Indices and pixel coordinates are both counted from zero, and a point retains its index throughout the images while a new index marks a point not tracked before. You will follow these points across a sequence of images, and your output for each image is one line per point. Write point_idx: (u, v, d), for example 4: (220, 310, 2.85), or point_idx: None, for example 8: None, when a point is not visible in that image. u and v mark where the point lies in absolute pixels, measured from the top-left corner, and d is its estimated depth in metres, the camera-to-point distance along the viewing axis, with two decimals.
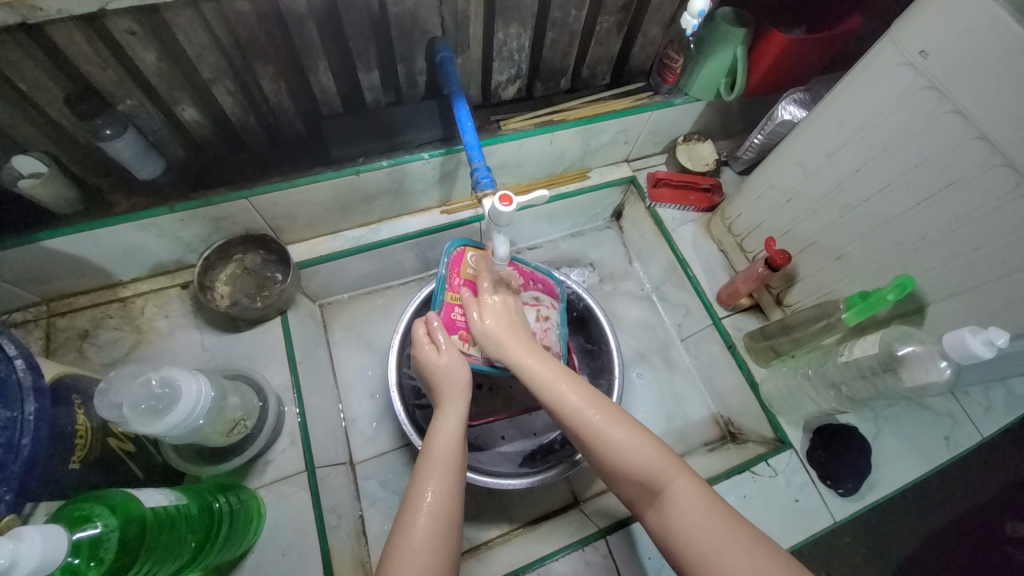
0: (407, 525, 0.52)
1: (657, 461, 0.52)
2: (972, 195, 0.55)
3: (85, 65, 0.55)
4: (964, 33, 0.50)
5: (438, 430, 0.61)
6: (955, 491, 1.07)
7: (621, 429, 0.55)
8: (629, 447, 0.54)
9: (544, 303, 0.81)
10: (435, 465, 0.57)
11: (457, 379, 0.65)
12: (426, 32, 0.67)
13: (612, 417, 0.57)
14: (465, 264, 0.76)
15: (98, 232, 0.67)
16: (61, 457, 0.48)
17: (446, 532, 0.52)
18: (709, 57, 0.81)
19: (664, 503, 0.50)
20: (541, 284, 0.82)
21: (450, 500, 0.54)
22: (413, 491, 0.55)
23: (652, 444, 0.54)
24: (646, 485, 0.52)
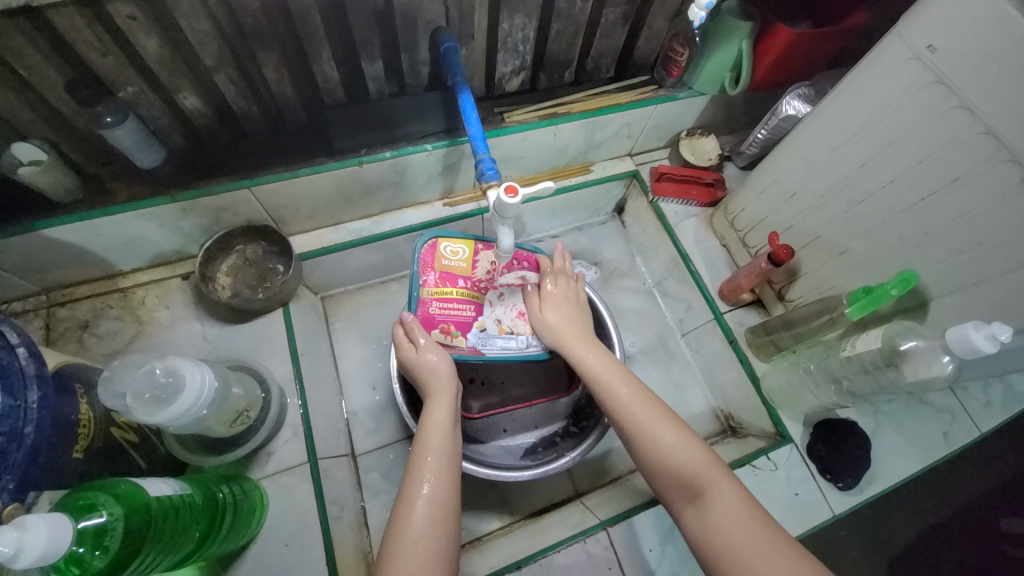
0: (402, 515, 0.52)
1: (700, 464, 0.52)
2: (977, 191, 0.55)
3: (86, 51, 0.54)
4: (972, 27, 0.50)
5: (427, 419, 0.60)
6: (951, 486, 1.08)
7: (668, 427, 0.56)
8: (672, 446, 0.54)
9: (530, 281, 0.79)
10: (439, 453, 0.57)
11: (444, 373, 0.64)
12: (430, 22, 0.67)
13: (660, 414, 0.57)
14: (438, 257, 0.74)
15: (98, 221, 0.66)
16: (64, 446, 0.47)
17: (442, 523, 0.52)
18: (714, 50, 0.81)
19: (703, 506, 0.50)
20: (527, 262, 0.80)
21: (445, 493, 0.54)
22: (409, 480, 0.55)
23: (694, 449, 0.53)
24: (686, 487, 0.52)
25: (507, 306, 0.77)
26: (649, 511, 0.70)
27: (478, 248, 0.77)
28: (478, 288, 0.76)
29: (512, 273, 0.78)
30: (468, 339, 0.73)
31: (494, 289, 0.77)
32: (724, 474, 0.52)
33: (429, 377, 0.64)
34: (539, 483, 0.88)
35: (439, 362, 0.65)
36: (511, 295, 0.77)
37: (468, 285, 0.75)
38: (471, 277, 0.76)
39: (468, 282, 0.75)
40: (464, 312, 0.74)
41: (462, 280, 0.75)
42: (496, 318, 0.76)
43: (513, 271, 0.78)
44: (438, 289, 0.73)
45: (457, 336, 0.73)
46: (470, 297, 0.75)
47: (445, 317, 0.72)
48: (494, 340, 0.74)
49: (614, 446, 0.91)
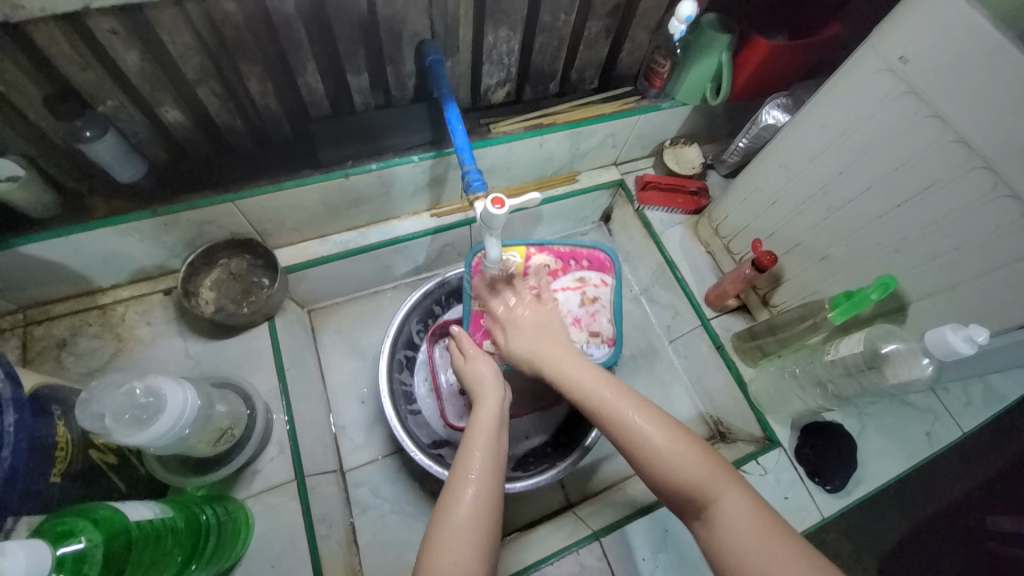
0: (445, 513, 0.51)
1: (707, 471, 0.49)
2: (950, 197, 0.57)
3: (64, 65, 0.54)
4: (942, 39, 0.52)
5: (475, 422, 0.60)
6: (937, 486, 1.10)
7: (666, 437, 0.51)
8: (675, 456, 0.50)
9: (589, 283, 0.80)
10: (486, 454, 0.56)
11: (493, 381, 0.65)
12: (415, 34, 0.67)
13: (658, 422, 0.53)
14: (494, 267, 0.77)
15: (77, 236, 0.65)
16: (41, 470, 0.46)
17: (485, 522, 0.50)
18: (695, 62, 0.83)
19: (712, 518, 0.46)
20: (586, 261, 0.82)
21: (488, 494, 0.53)
22: (451, 485, 0.53)
23: (694, 451, 0.50)
24: (693, 498, 0.48)
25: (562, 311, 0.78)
26: (641, 519, 0.70)
27: (532, 253, 0.80)
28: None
29: (570, 275, 0.80)
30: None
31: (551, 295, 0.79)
32: (736, 479, 0.48)
33: (477, 385, 0.66)
34: (531, 494, 0.87)
35: (489, 370, 0.67)
36: (568, 299, 0.79)
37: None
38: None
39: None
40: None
41: None
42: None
43: (570, 274, 0.80)
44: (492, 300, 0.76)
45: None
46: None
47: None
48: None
49: (606, 454, 0.91)
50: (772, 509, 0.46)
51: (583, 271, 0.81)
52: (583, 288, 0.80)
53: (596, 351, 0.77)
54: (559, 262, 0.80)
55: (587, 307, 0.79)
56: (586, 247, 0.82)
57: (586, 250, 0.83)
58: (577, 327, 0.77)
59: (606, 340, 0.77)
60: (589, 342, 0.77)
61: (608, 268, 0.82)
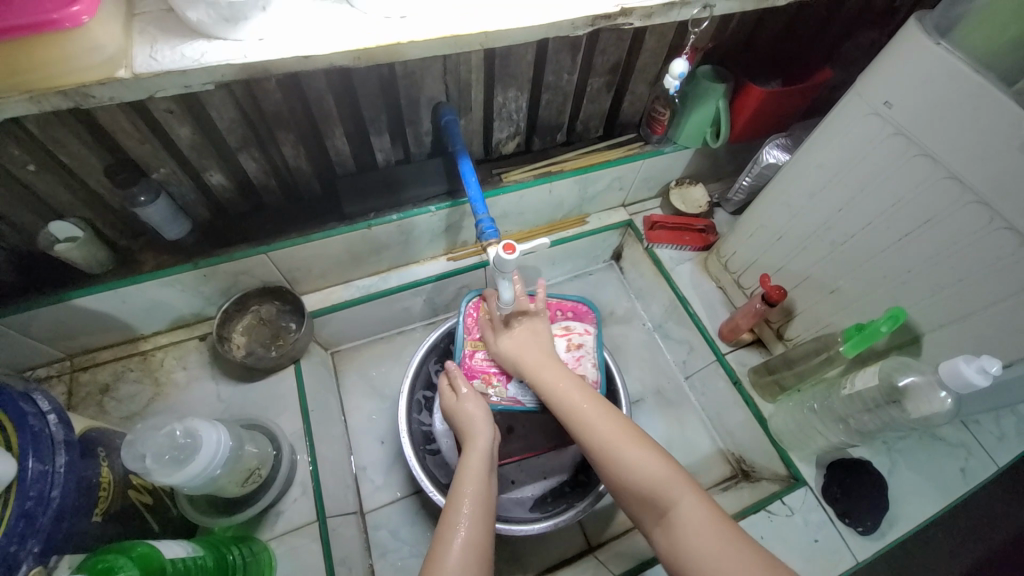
0: (437, 558, 0.52)
1: (667, 477, 0.53)
2: (950, 229, 0.58)
3: (125, 140, 0.61)
4: (923, 85, 0.55)
5: (465, 464, 0.62)
6: (983, 527, 1.03)
7: (629, 448, 0.56)
8: (640, 465, 0.54)
9: (574, 330, 0.83)
10: (476, 498, 0.58)
11: (483, 421, 0.67)
12: (431, 98, 0.74)
13: (623, 435, 0.58)
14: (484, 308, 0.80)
15: (126, 289, 0.71)
16: (86, 509, 0.49)
17: (477, 564, 0.52)
18: (694, 109, 0.88)
19: (671, 523, 0.50)
20: (570, 314, 0.85)
21: (478, 536, 0.54)
22: (442, 529, 0.55)
23: (660, 464, 0.54)
24: (654, 505, 0.52)
25: None
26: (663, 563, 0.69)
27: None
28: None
29: (555, 323, 0.83)
30: (508, 390, 0.76)
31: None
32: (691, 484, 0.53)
33: (468, 426, 0.67)
34: (550, 537, 0.86)
35: (479, 411, 0.68)
36: (554, 344, 0.81)
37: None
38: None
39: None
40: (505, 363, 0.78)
41: None
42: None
43: (556, 322, 0.84)
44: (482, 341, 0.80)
45: (498, 386, 0.76)
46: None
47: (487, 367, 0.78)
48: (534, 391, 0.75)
49: None
50: (726, 515, 0.50)
51: (567, 321, 0.84)
52: (568, 335, 0.83)
53: None
54: (546, 313, 0.84)
55: (573, 352, 0.81)
56: (570, 300, 0.86)
57: (571, 303, 0.86)
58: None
59: (591, 381, 0.78)
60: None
61: (590, 319, 0.85)
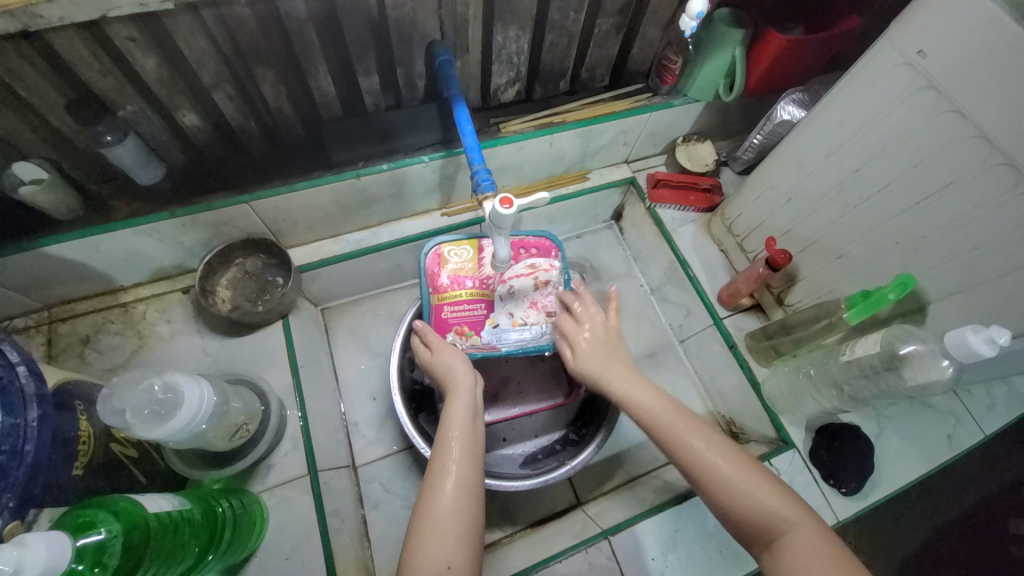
0: (426, 506, 0.52)
1: (781, 505, 0.49)
2: (971, 194, 0.55)
3: (85, 72, 0.55)
4: (961, 34, 0.50)
5: (447, 417, 0.60)
6: (958, 489, 1.07)
7: (742, 473, 0.51)
8: (749, 490, 0.50)
9: (541, 267, 0.76)
10: (463, 447, 0.56)
11: (463, 371, 0.64)
12: (425, 35, 0.67)
13: (735, 456, 0.53)
14: (443, 262, 0.76)
15: (99, 237, 0.67)
16: (63, 463, 0.48)
17: (467, 512, 0.52)
18: (708, 58, 0.81)
19: (779, 553, 0.48)
20: (535, 250, 0.79)
21: (468, 484, 0.54)
22: (430, 476, 0.55)
23: (767, 488, 0.50)
24: (761, 531, 0.49)
25: (518, 299, 0.74)
26: (652, 518, 0.70)
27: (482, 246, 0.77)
28: (487, 285, 0.75)
29: (521, 262, 0.76)
30: (483, 337, 0.73)
31: (503, 283, 0.75)
32: (807, 514, 0.49)
33: (447, 374, 0.65)
34: (541, 491, 0.87)
35: (457, 361, 0.66)
36: (521, 285, 0.75)
37: (477, 284, 0.75)
38: (478, 275, 0.76)
39: (476, 281, 0.75)
40: (475, 312, 0.74)
41: (470, 280, 0.75)
42: (507, 313, 0.74)
43: (522, 261, 0.76)
44: (448, 292, 0.75)
45: (471, 336, 0.73)
46: (478, 296, 0.75)
47: (457, 319, 0.74)
48: (509, 333, 0.74)
49: (617, 453, 0.91)
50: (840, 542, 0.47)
51: (533, 258, 0.78)
52: (534, 273, 0.75)
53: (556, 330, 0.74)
54: (509, 252, 0.77)
55: (542, 291, 0.75)
56: (535, 237, 0.80)
57: (534, 239, 0.80)
58: (534, 311, 0.75)
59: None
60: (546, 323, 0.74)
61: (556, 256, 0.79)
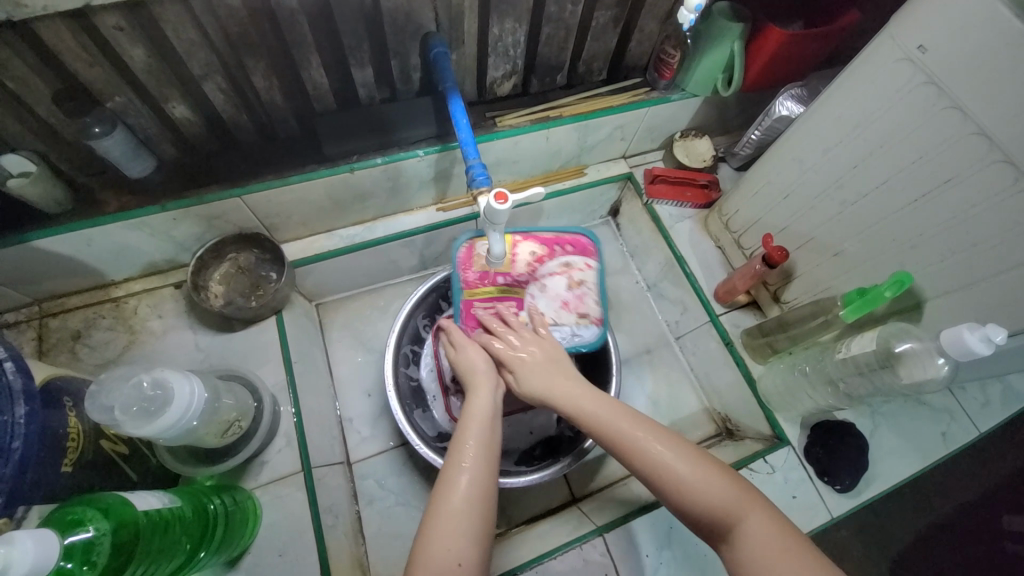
0: (439, 500, 0.52)
1: (733, 497, 0.49)
2: (969, 191, 0.55)
3: (72, 62, 0.54)
4: (962, 28, 0.50)
5: (466, 414, 0.59)
6: (951, 485, 1.08)
7: (693, 469, 0.51)
8: (701, 483, 0.50)
9: (576, 266, 0.79)
10: (479, 445, 0.56)
11: (485, 371, 0.63)
12: (420, 27, 0.66)
13: (687, 453, 0.53)
14: (476, 256, 0.77)
15: (89, 231, 0.66)
16: (53, 460, 0.47)
17: (481, 510, 0.52)
18: (707, 52, 0.80)
19: (735, 545, 0.48)
20: (571, 246, 0.80)
21: (483, 481, 0.53)
22: (445, 472, 0.54)
23: (720, 480, 0.50)
24: (716, 524, 0.49)
25: (550, 297, 0.77)
26: (647, 515, 0.70)
27: (517, 240, 0.78)
28: (519, 282, 0.77)
29: (555, 261, 0.78)
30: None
31: (536, 281, 0.77)
32: (763, 505, 0.49)
33: (470, 372, 0.64)
34: (536, 487, 0.87)
35: (481, 358, 0.65)
36: (554, 284, 0.77)
37: (508, 281, 0.76)
38: (511, 273, 0.76)
39: (506, 278, 0.76)
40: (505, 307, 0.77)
41: (501, 277, 0.76)
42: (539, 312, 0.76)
43: (556, 258, 0.78)
44: (479, 288, 0.77)
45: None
46: (509, 293, 0.77)
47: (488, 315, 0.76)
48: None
49: None
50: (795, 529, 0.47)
51: (568, 255, 0.80)
52: (569, 272, 0.78)
53: (586, 332, 0.76)
54: (543, 248, 0.78)
55: (574, 292, 0.77)
56: (571, 233, 0.80)
57: (570, 236, 0.80)
58: (565, 311, 0.76)
59: (594, 321, 0.77)
60: (577, 324, 0.76)
61: (592, 253, 0.80)
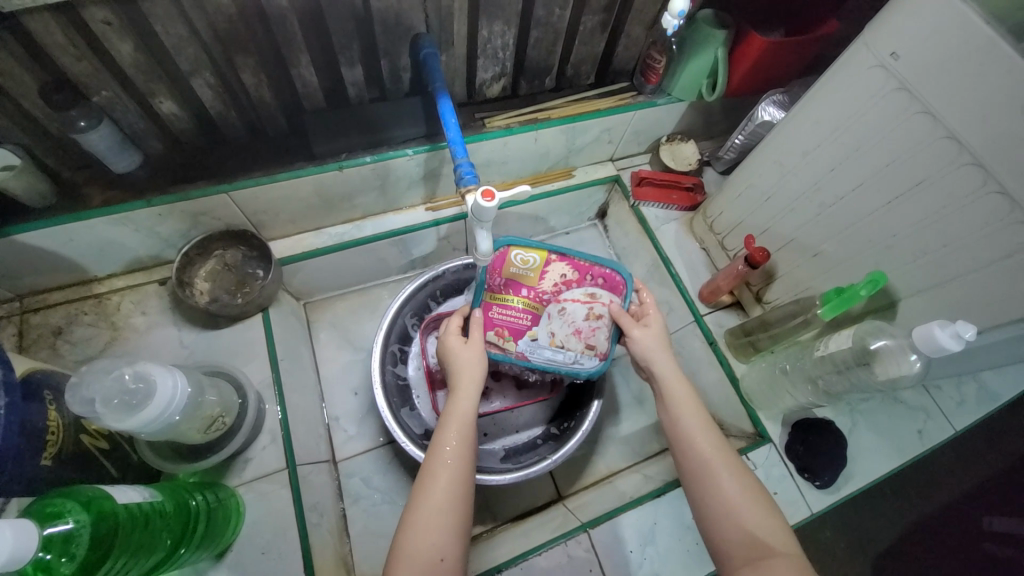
0: (420, 498, 0.52)
1: (779, 531, 0.51)
2: (940, 192, 0.57)
3: (59, 55, 0.54)
4: (930, 35, 0.52)
5: (451, 413, 0.59)
6: (930, 485, 1.11)
7: (749, 497, 0.53)
8: (743, 505, 0.53)
9: (601, 300, 0.71)
10: (461, 447, 0.56)
11: (474, 374, 0.63)
12: (410, 28, 0.67)
13: (743, 482, 0.55)
14: (509, 264, 0.71)
15: (72, 226, 0.65)
16: (31, 453, 0.47)
17: (458, 517, 0.52)
18: (691, 57, 0.83)
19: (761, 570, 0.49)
20: (601, 279, 0.72)
21: (462, 479, 0.54)
22: (427, 472, 0.54)
23: (762, 510, 0.53)
24: (747, 547, 0.51)
25: (564, 321, 0.70)
26: (633, 512, 0.71)
27: (551, 260, 0.71)
28: (541, 299, 0.71)
29: (580, 288, 0.71)
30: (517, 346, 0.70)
31: (558, 304, 0.70)
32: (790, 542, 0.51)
33: (461, 373, 0.63)
34: (522, 486, 0.88)
35: (477, 364, 0.64)
36: (574, 311, 0.70)
37: (531, 295, 0.71)
38: (536, 287, 0.71)
39: (532, 292, 0.71)
40: (519, 319, 0.70)
41: (525, 289, 0.71)
42: (550, 330, 0.70)
43: (584, 287, 0.71)
44: (502, 294, 0.71)
45: (508, 341, 0.70)
46: (528, 307, 0.70)
47: (502, 321, 0.70)
48: (544, 351, 0.70)
49: (599, 448, 0.91)
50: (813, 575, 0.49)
51: (595, 287, 0.71)
52: (591, 303, 0.70)
53: (587, 363, 0.70)
54: (575, 274, 0.71)
55: (592, 324, 0.70)
56: (611, 267, 0.72)
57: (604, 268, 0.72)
58: (574, 338, 0.70)
59: (599, 354, 0.70)
60: (582, 353, 0.70)
61: (620, 291, 0.72)
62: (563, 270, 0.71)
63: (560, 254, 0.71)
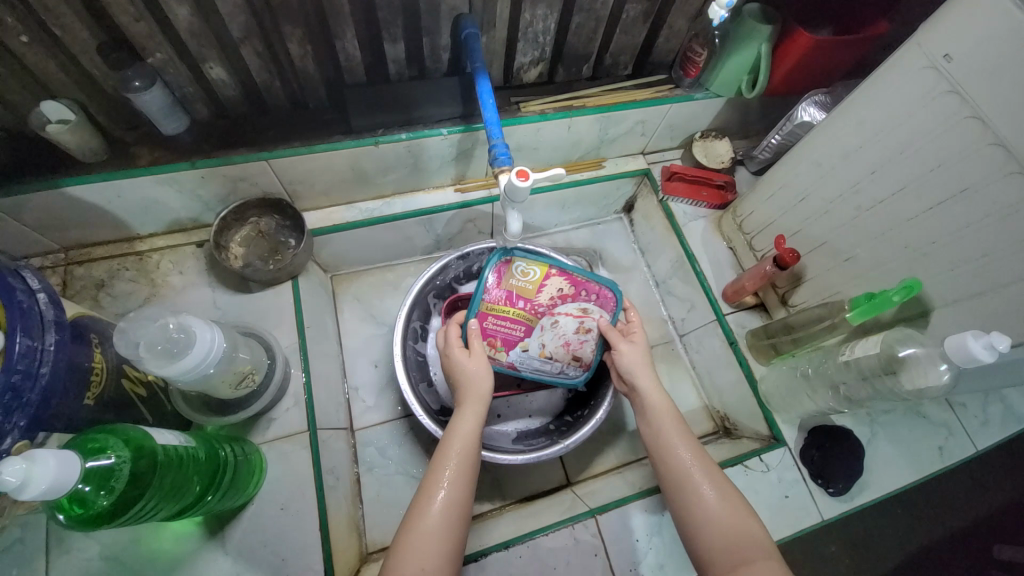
0: (417, 513, 0.54)
1: (761, 543, 0.52)
2: (985, 201, 0.55)
3: (119, 15, 0.56)
4: (987, 37, 0.50)
5: (453, 431, 0.60)
6: (946, 507, 1.08)
7: (729, 514, 0.54)
8: (727, 517, 0.54)
9: (592, 315, 0.72)
10: (459, 465, 0.57)
11: (481, 387, 0.64)
12: (453, 8, 0.68)
13: (726, 497, 0.56)
14: (507, 276, 0.71)
15: (119, 182, 0.68)
16: (76, 391, 0.50)
17: (453, 530, 0.54)
18: (733, 52, 0.81)
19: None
20: (594, 295, 0.74)
21: (460, 499, 0.56)
22: (427, 482, 0.56)
23: (748, 525, 0.53)
24: (729, 554, 0.52)
25: (555, 333, 0.72)
26: (641, 502, 0.72)
27: (550, 274, 0.72)
28: (536, 312, 0.72)
29: (574, 303, 0.72)
30: (509, 356, 0.72)
31: (550, 317, 0.72)
32: (777, 561, 0.51)
33: (465, 388, 0.64)
34: (532, 470, 0.89)
35: (484, 377, 0.65)
36: (565, 324, 0.72)
37: (527, 307, 0.71)
38: (533, 299, 0.72)
39: (527, 304, 0.71)
40: (513, 331, 0.71)
41: (522, 301, 0.71)
42: (542, 342, 0.72)
43: (577, 301, 0.72)
44: (499, 305, 0.71)
45: (499, 351, 0.72)
46: (522, 319, 0.71)
47: (496, 332, 0.71)
48: (534, 361, 0.73)
49: (611, 439, 0.92)
50: None
51: (587, 302, 0.73)
52: (582, 318, 0.72)
53: (571, 372, 0.74)
54: (571, 288, 0.73)
55: (581, 338, 0.72)
56: (604, 284, 0.74)
57: (598, 284, 0.74)
58: (562, 350, 0.72)
59: (584, 365, 0.74)
60: (568, 364, 0.73)
61: (611, 307, 0.74)
62: (559, 283, 0.72)
63: (560, 270, 0.73)
